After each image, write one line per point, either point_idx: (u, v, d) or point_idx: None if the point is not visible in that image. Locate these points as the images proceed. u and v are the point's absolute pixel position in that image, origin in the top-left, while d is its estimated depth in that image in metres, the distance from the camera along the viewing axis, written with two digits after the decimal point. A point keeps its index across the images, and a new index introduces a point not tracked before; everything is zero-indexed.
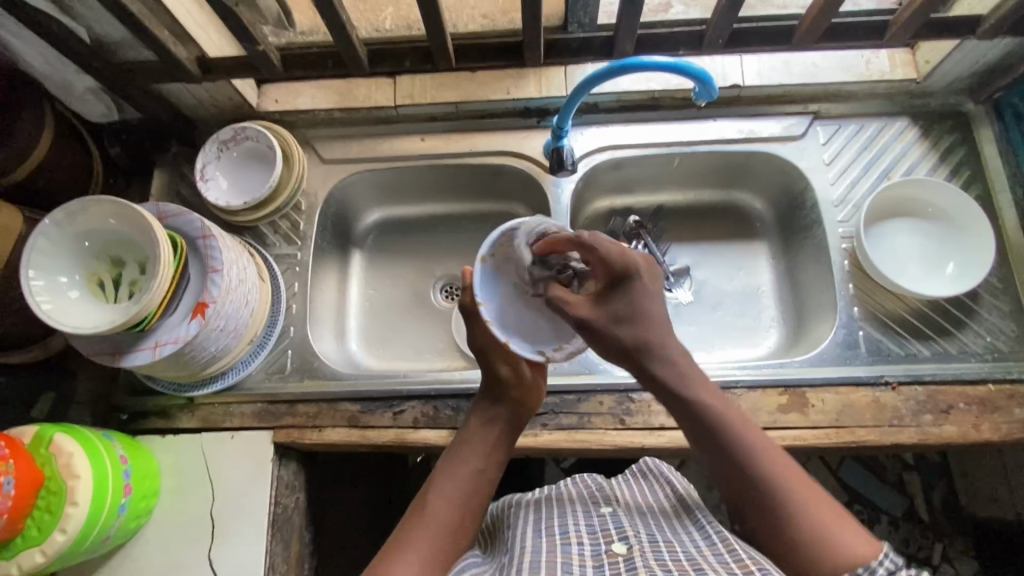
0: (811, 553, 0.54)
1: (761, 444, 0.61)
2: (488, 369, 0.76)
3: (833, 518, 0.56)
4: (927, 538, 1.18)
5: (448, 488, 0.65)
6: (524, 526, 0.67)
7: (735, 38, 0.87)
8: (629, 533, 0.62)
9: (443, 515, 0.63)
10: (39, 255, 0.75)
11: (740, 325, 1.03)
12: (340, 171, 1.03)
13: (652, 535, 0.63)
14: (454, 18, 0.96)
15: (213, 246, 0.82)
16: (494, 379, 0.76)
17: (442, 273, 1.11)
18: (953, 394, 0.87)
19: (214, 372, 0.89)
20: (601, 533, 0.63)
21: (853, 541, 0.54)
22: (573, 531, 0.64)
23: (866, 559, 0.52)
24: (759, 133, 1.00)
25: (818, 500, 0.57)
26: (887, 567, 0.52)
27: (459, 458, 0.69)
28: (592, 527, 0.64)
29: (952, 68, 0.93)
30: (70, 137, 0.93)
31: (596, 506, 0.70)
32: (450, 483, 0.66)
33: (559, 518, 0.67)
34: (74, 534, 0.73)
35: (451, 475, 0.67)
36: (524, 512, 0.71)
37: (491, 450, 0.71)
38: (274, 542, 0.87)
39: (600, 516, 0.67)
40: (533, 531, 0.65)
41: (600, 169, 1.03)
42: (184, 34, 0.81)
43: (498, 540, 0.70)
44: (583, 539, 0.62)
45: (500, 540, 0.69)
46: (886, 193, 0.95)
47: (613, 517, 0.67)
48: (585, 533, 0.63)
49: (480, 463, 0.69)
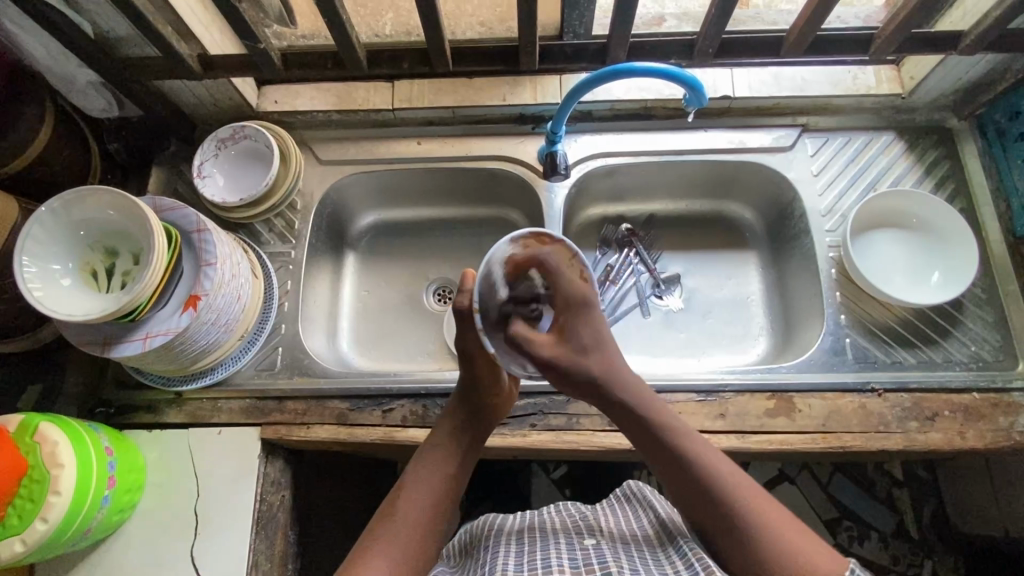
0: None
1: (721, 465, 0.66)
2: (470, 372, 0.75)
3: (794, 534, 0.61)
4: (915, 554, 1.19)
5: (417, 492, 0.67)
6: (505, 557, 0.67)
7: (725, 48, 0.90)
8: (613, 570, 0.63)
9: (413, 517, 0.65)
10: (33, 241, 0.75)
11: (729, 332, 1.04)
12: (337, 173, 1.04)
13: (636, 570, 0.63)
14: (453, 26, 0.98)
15: (208, 240, 0.83)
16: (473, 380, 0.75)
17: (435, 276, 1.11)
18: (938, 401, 0.87)
19: (204, 366, 0.89)
20: (584, 568, 0.63)
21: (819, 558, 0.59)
22: (556, 565, 0.64)
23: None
24: (749, 144, 1.02)
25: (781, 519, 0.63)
26: None
27: (429, 460, 0.70)
28: (576, 560, 0.64)
29: (936, 84, 0.96)
30: (69, 131, 0.94)
31: (580, 537, 0.71)
32: (421, 485, 0.67)
33: (542, 550, 0.67)
34: (55, 523, 0.73)
35: (421, 484, 0.67)
36: (505, 543, 0.71)
37: (457, 453, 0.72)
38: (258, 539, 0.86)
39: (584, 548, 0.67)
40: (515, 565, 0.65)
41: (593, 176, 1.04)
42: (187, 31, 0.83)
43: (475, 564, 0.70)
44: (566, 574, 0.62)
45: (479, 565, 0.69)
46: (872, 203, 0.97)
47: (597, 550, 0.67)
48: (568, 568, 0.63)
49: (450, 469, 0.70)
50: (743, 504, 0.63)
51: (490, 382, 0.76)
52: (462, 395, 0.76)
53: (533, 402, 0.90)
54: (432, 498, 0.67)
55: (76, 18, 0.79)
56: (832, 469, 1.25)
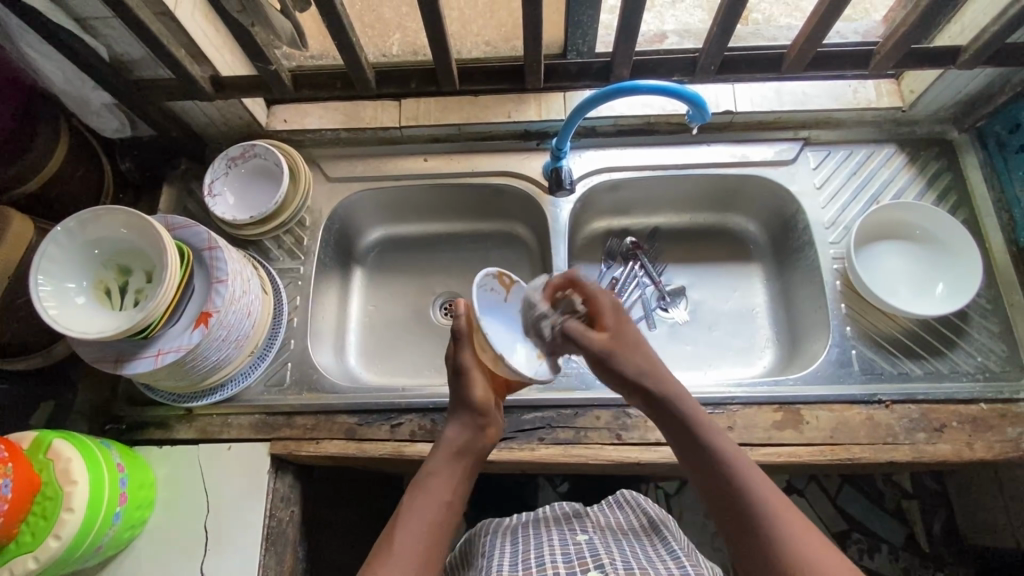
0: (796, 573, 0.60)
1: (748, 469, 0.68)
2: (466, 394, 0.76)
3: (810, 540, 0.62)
4: (926, 567, 1.19)
5: (415, 518, 0.67)
6: (500, 556, 0.69)
7: (727, 65, 0.91)
8: (605, 561, 0.64)
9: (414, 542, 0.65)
10: (49, 261, 0.76)
11: (735, 345, 1.05)
12: (345, 189, 1.05)
13: (628, 561, 0.65)
14: (458, 45, 0.99)
15: (219, 257, 0.84)
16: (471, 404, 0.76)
17: (441, 290, 1.12)
18: (945, 412, 0.88)
19: (214, 383, 0.90)
20: (577, 562, 0.65)
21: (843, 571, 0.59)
22: (549, 562, 0.65)
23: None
24: (752, 157, 1.03)
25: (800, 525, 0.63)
26: None
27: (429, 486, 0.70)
28: (569, 555, 0.66)
29: (936, 97, 0.97)
30: (82, 151, 0.96)
31: (572, 532, 0.72)
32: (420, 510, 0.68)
33: (535, 547, 0.69)
34: (68, 540, 0.73)
35: (421, 509, 0.68)
36: (500, 542, 0.73)
37: (455, 479, 0.72)
38: (267, 555, 0.86)
39: (577, 543, 0.69)
40: (510, 564, 0.66)
41: (598, 190, 1.05)
42: (200, 54, 0.85)
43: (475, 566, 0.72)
44: (558, 570, 0.64)
45: (477, 568, 0.70)
46: (875, 215, 0.98)
47: (590, 544, 0.69)
48: (561, 563, 0.65)
49: (447, 496, 0.70)
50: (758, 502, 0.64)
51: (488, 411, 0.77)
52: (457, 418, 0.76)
53: (541, 416, 0.90)
54: (431, 521, 0.67)
55: (91, 42, 0.81)
56: (840, 481, 1.25)
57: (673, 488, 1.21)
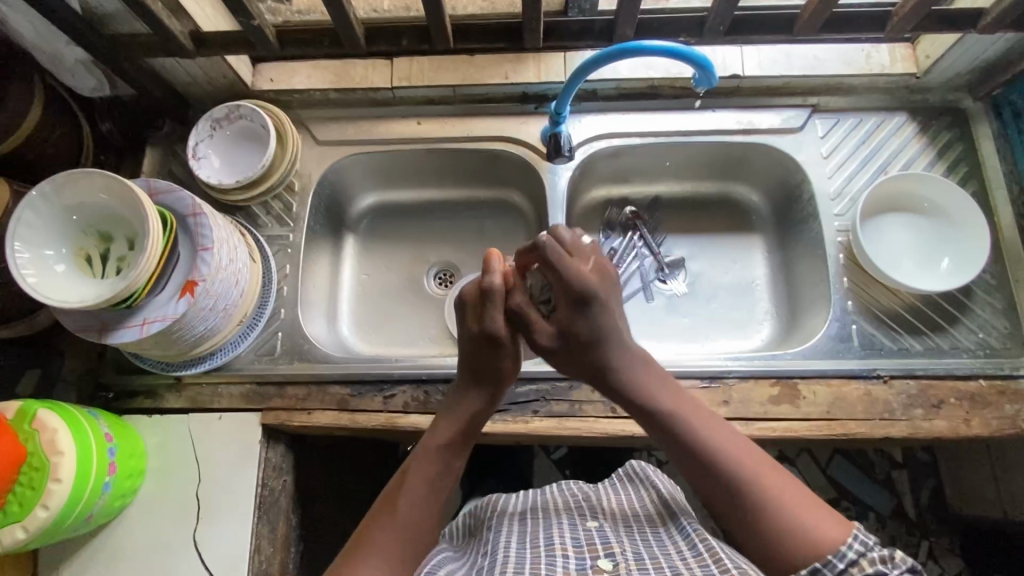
0: (775, 530, 0.59)
1: (718, 429, 0.66)
2: (494, 363, 0.70)
3: (793, 500, 0.61)
4: (912, 535, 1.20)
5: (417, 490, 0.65)
6: (508, 535, 0.67)
7: (737, 25, 0.87)
8: (615, 549, 0.62)
9: (416, 515, 0.64)
10: (25, 227, 0.74)
11: (733, 317, 1.03)
12: (335, 153, 1.01)
13: (639, 550, 0.63)
14: (453, 1, 0.94)
15: (204, 223, 0.80)
16: (493, 372, 0.71)
17: (436, 259, 1.10)
18: (944, 389, 0.87)
19: (202, 353, 0.88)
20: (587, 547, 0.63)
21: (827, 526, 0.59)
22: (558, 543, 0.63)
23: (837, 544, 0.57)
24: (758, 125, 0.99)
25: (782, 484, 0.62)
26: (858, 548, 0.57)
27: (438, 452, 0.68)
28: (578, 540, 0.64)
29: (952, 63, 0.93)
30: (59, 110, 0.92)
31: (583, 518, 0.70)
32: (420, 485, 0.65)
33: (545, 529, 0.67)
34: (56, 510, 0.72)
35: (422, 483, 0.66)
36: (507, 521, 0.71)
37: (464, 446, 0.70)
38: (261, 522, 0.86)
39: (586, 529, 0.67)
40: (518, 543, 0.65)
41: (599, 157, 1.02)
42: (179, 7, 0.80)
43: (477, 543, 0.71)
44: (568, 553, 0.62)
45: (481, 544, 0.70)
46: (883, 187, 0.95)
47: (601, 531, 0.66)
48: (570, 547, 0.63)
49: (454, 464, 0.68)
50: (727, 463, 0.64)
51: (510, 375, 0.73)
52: (473, 381, 0.71)
53: (536, 389, 0.89)
54: (431, 501, 0.65)
55: None
56: (832, 451, 1.25)
57: (666, 456, 1.21)
